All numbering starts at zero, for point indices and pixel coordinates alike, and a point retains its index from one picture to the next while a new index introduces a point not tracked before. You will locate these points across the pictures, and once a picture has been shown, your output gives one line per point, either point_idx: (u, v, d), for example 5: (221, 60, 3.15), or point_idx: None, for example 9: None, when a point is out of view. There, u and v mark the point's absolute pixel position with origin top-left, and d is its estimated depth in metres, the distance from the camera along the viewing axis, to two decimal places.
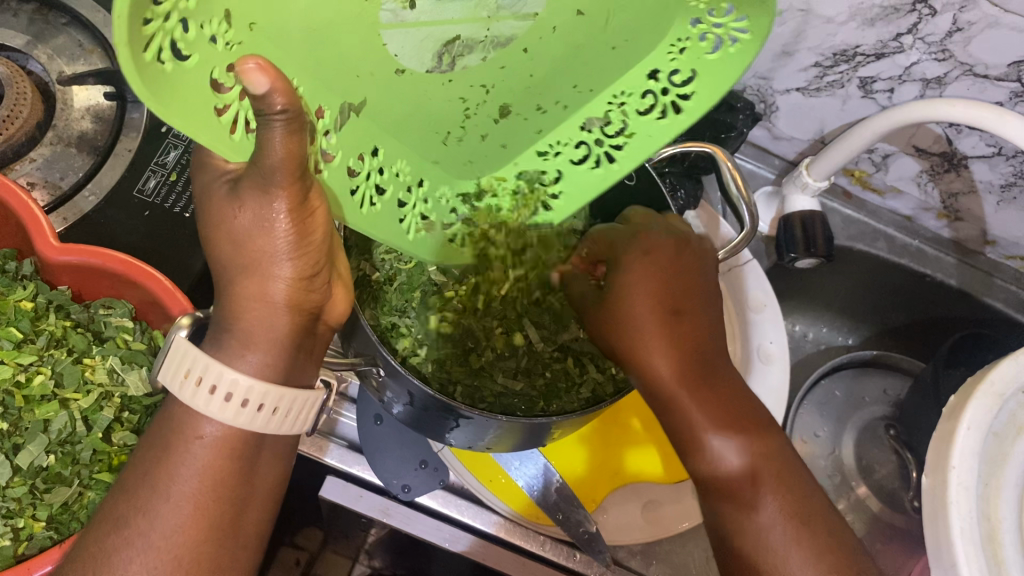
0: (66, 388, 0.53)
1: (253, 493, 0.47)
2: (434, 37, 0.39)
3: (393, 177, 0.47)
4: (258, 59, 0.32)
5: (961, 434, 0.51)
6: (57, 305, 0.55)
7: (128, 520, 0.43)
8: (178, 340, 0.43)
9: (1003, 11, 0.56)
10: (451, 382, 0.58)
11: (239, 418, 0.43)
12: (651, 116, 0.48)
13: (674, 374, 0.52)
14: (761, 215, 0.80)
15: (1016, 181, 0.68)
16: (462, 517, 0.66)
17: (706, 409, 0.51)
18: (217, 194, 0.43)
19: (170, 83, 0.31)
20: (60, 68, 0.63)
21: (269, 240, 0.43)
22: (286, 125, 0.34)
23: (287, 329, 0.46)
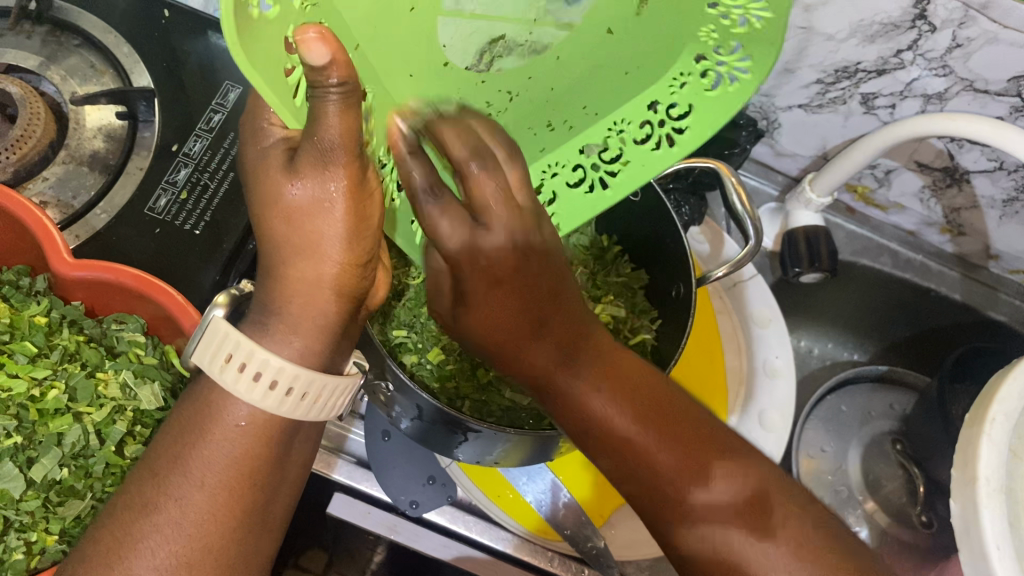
0: (79, 402, 0.53)
1: (280, 485, 0.48)
2: (483, 32, 0.43)
3: (408, 176, 0.48)
4: (320, 27, 0.33)
5: (995, 556, 0.49)
6: (69, 320, 0.55)
7: (155, 504, 0.44)
8: (218, 321, 0.43)
9: (1001, 27, 0.57)
10: (459, 397, 0.59)
11: (284, 408, 0.43)
12: (646, 147, 0.50)
13: (555, 363, 0.45)
14: (765, 231, 0.80)
15: (1018, 196, 0.68)
16: (470, 533, 0.65)
17: (608, 400, 0.44)
18: (269, 167, 0.43)
19: (258, 31, 0.31)
20: (72, 88, 0.63)
21: (333, 226, 0.44)
22: (341, 97, 0.35)
23: (336, 318, 0.46)
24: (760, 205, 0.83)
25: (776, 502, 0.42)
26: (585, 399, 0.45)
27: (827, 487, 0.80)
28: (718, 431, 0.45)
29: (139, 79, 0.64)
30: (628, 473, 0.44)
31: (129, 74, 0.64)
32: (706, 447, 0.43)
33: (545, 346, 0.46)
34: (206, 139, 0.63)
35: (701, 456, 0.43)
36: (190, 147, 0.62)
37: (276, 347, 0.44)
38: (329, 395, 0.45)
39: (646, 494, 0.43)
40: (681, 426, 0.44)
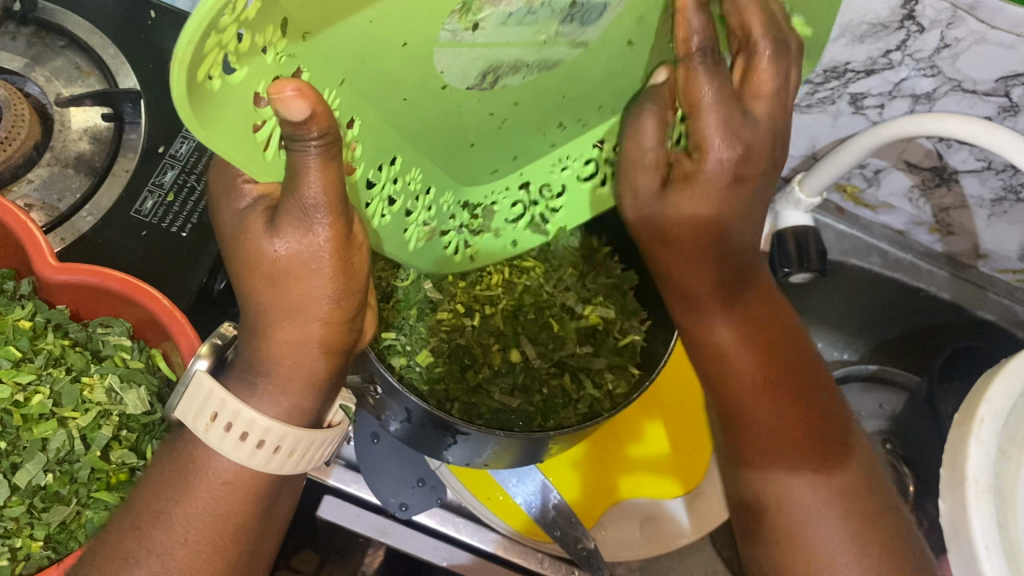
0: (65, 407, 0.52)
1: (266, 531, 0.50)
2: (484, 57, 0.39)
3: (403, 188, 0.48)
4: (298, 83, 0.31)
5: (983, 556, 0.49)
6: (55, 325, 0.55)
7: (138, 557, 0.44)
8: (202, 378, 0.44)
9: (989, 27, 0.57)
10: (449, 400, 0.58)
11: (268, 466, 0.45)
12: None
13: (712, 286, 0.51)
14: (754, 231, 0.80)
15: (1006, 195, 0.69)
16: (461, 535, 0.65)
17: (749, 354, 0.51)
18: (251, 226, 0.42)
19: (218, 98, 0.30)
20: (57, 91, 0.63)
21: (316, 286, 0.43)
22: (321, 151, 0.35)
23: (323, 374, 0.47)
24: None
25: (816, 419, 0.51)
26: (712, 325, 0.52)
27: None
28: (829, 407, 0.52)
29: (125, 80, 0.64)
30: (718, 366, 0.52)
31: (115, 76, 0.64)
32: (806, 426, 0.51)
33: (708, 277, 0.50)
34: (192, 140, 0.63)
35: (779, 368, 0.51)
36: (176, 149, 0.62)
37: (262, 406, 0.45)
38: (311, 450, 0.47)
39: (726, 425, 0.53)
40: (815, 420, 0.51)
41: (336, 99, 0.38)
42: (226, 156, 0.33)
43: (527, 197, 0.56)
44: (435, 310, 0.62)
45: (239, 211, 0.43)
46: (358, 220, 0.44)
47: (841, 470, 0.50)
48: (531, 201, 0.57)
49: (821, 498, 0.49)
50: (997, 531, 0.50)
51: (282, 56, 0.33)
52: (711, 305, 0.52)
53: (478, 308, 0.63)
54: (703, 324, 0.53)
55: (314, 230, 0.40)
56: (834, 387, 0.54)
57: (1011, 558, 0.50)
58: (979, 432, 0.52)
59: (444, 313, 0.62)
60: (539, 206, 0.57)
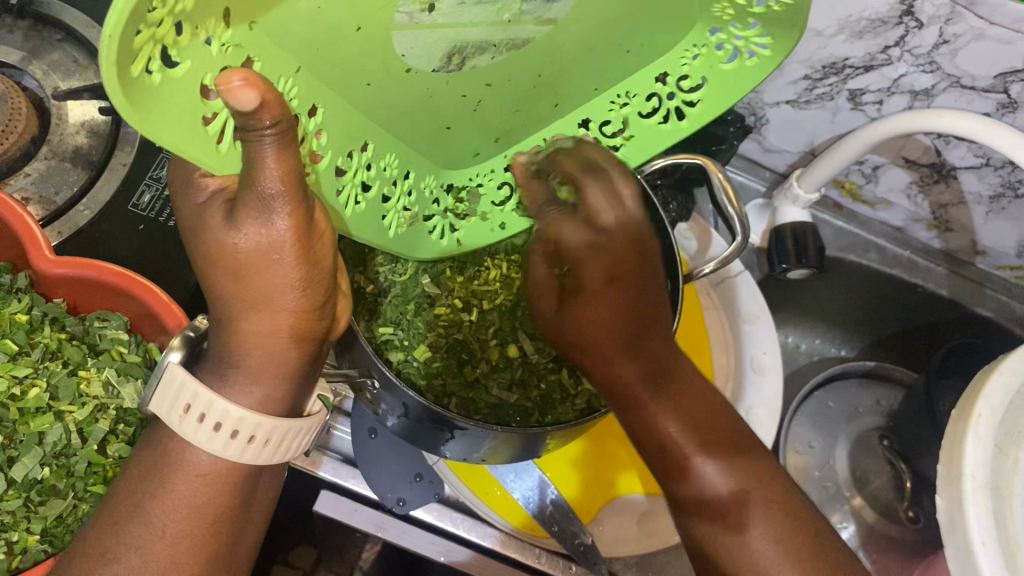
0: (61, 400, 0.52)
1: (249, 521, 0.50)
2: (448, 38, 0.38)
3: (379, 173, 0.47)
4: (247, 73, 0.31)
5: (979, 551, 0.49)
6: (51, 318, 0.55)
7: (118, 554, 0.45)
8: (174, 370, 0.43)
9: (989, 23, 0.57)
10: (446, 395, 0.58)
11: (244, 456, 0.45)
12: (653, 120, 0.50)
13: (639, 381, 0.46)
14: (752, 227, 0.80)
15: (1004, 192, 0.69)
16: (457, 530, 0.65)
17: (677, 420, 0.45)
18: (208, 220, 0.41)
19: (158, 94, 0.30)
20: (54, 83, 0.63)
21: (281, 275, 0.42)
22: (277, 139, 0.34)
23: (294, 361, 0.47)
24: (748, 202, 0.83)
25: (771, 497, 0.45)
26: (654, 418, 0.45)
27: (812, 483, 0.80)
28: (745, 436, 0.48)
29: None
30: (665, 462, 0.46)
31: None
32: (721, 442, 0.46)
33: (633, 360, 0.46)
34: None
35: (723, 452, 0.46)
36: None
37: (235, 397, 0.45)
38: (288, 439, 0.47)
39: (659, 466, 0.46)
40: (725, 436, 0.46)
41: (293, 91, 0.37)
42: (176, 152, 0.32)
43: (514, 179, 0.55)
44: (432, 305, 0.62)
45: (198, 206, 0.42)
46: (321, 200, 0.42)
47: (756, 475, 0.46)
48: (518, 184, 0.55)
49: (732, 534, 0.45)
50: (994, 527, 0.50)
51: (228, 48, 0.32)
52: (637, 391, 0.46)
53: (476, 303, 0.63)
54: (607, 369, 0.46)
55: (275, 220, 0.39)
56: (782, 470, 0.48)
57: (1007, 553, 0.50)
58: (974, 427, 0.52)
59: (441, 307, 0.62)
60: (525, 189, 0.56)
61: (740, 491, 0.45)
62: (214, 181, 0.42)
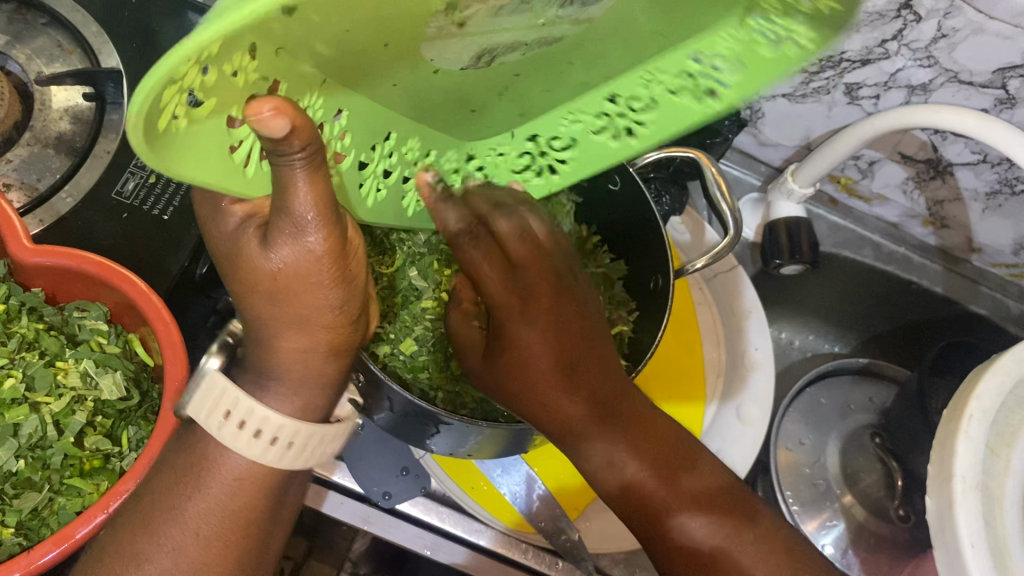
0: (38, 392, 0.51)
1: (275, 528, 0.50)
2: (477, 44, 0.35)
3: (399, 159, 0.47)
4: (277, 100, 0.29)
5: (967, 552, 0.48)
6: (29, 308, 0.53)
7: (149, 554, 0.44)
8: (216, 377, 0.43)
9: (987, 17, 0.56)
10: (432, 389, 0.58)
11: (285, 462, 0.44)
12: (681, 98, 0.42)
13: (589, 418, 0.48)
14: (746, 221, 0.79)
15: (1001, 189, 0.68)
16: (444, 525, 0.65)
17: (632, 453, 0.48)
18: (244, 245, 0.40)
19: (180, 136, 0.29)
20: (37, 68, 0.62)
21: (320, 296, 0.41)
22: (306, 161, 0.33)
23: (331, 372, 0.46)
24: (741, 196, 0.82)
25: (733, 527, 0.49)
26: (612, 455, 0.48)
27: (804, 481, 0.79)
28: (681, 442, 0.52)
29: (107, 59, 0.62)
30: (631, 501, 0.49)
31: (97, 54, 0.62)
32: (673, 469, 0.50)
33: (579, 399, 0.48)
34: None
35: (678, 483, 0.49)
36: None
37: (278, 406, 0.45)
38: (324, 446, 0.47)
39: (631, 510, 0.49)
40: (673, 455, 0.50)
41: (318, 101, 0.37)
42: (201, 182, 0.31)
43: (535, 147, 0.50)
44: (420, 298, 0.61)
45: (229, 233, 0.40)
46: (351, 221, 0.43)
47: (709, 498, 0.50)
48: (538, 151, 0.51)
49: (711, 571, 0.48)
50: (983, 529, 0.49)
51: (252, 75, 0.30)
52: (592, 429, 0.48)
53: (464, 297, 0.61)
54: (555, 412, 0.48)
55: (309, 243, 0.38)
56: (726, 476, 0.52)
57: (994, 555, 0.49)
58: (963, 426, 0.51)
59: (428, 301, 0.60)
60: (547, 155, 0.51)
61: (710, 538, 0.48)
62: (240, 205, 0.40)
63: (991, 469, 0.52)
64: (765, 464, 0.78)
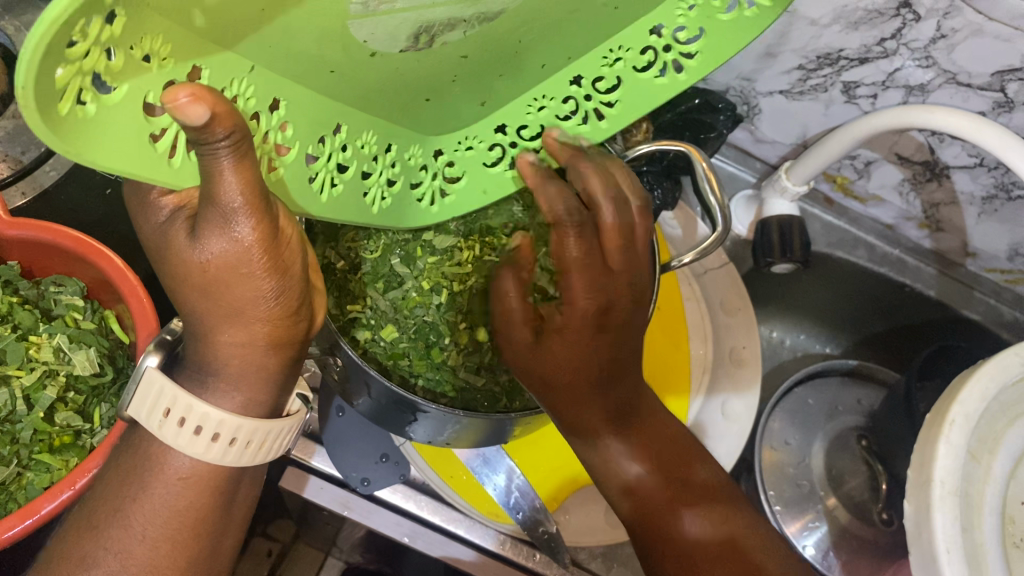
0: (9, 364, 0.50)
1: (228, 526, 0.49)
2: (410, 21, 0.35)
3: (356, 153, 0.46)
4: (193, 87, 0.29)
5: (944, 561, 0.47)
6: (4, 281, 0.52)
7: (94, 556, 0.43)
8: (152, 375, 0.42)
9: (987, 19, 0.55)
10: (412, 376, 0.57)
11: (226, 457, 0.44)
12: (647, 74, 0.47)
13: (604, 420, 0.51)
14: (738, 217, 0.78)
15: (997, 194, 0.67)
16: (420, 512, 0.64)
17: (642, 458, 0.51)
18: (173, 238, 0.40)
19: (98, 125, 0.29)
20: (26, 40, 0.61)
21: (253, 287, 0.41)
22: (232, 147, 0.33)
23: (274, 366, 0.45)
24: (735, 193, 0.82)
25: (746, 529, 0.50)
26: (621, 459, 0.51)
27: (788, 481, 0.79)
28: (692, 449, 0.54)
29: None
30: (639, 505, 0.51)
31: None
32: (682, 478, 0.51)
33: (598, 404, 0.51)
34: None
35: (686, 483, 0.51)
36: None
37: (217, 401, 0.44)
38: (269, 440, 0.46)
39: (647, 525, 0.50)
40: (682, 464, 0.52)
41: (249, 90, 0.36)
42: (131, 173, 0.31)
43: (504, 140, 0.52)
44: (400, 287, 0.60)
45: (160, 227, 0.41)
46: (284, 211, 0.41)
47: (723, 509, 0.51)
48: (508, 143, 0.52)
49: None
50: (960, 537, 0.49)
51: (167, 62, 0.31)
52: (602, 427, 0.51)
53: (446, 286, 0.60)
54: (574, 416, 0.51)
55: (238, 233, 0.38)
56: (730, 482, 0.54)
57: (970, 566, 0.48)
58: (945, 432, 0.50)
59: (410, 292, 0.59)
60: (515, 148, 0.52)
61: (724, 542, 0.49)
62: (170, 198, 0.41)
63: (969, 475, 0.51)
64: (749, 463, 0.77)
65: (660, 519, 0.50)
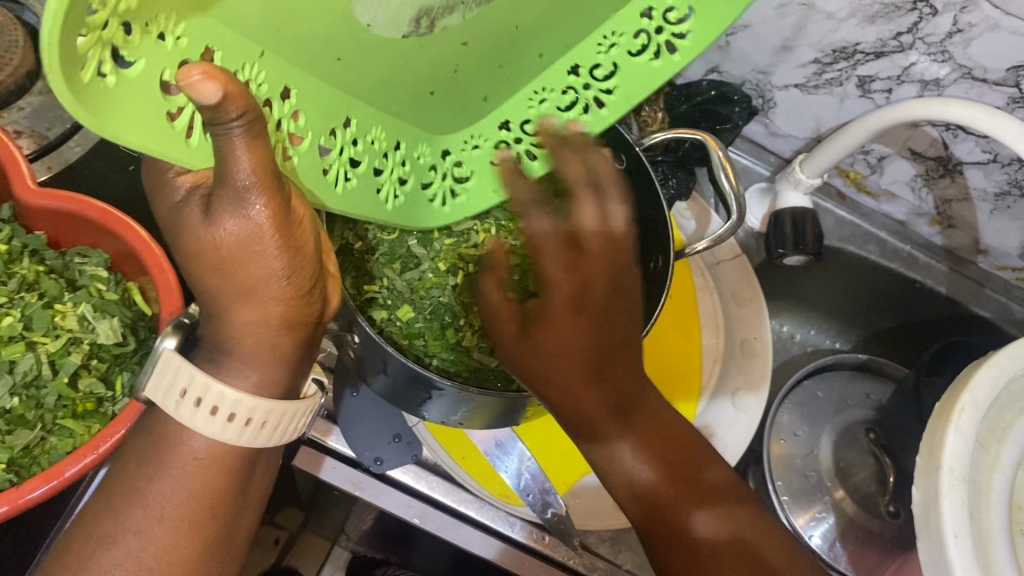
0: (35, 331, 0.52)
1: (244, 510, 0.49)
2: (410, 2, 0.36)
3: (368, 147, 0.44)
4: (206, 65, 0.29)
5: (950, 544, 0.48)
6: (31, 251, 0.54)
7: (116, 538, 0.44)
8: (171, 355, 0.42)
9: (1004, 13, 0.56)
10: (428, 355, 0.58)
11: (240, 438, 0.43)
12: (642, 59, 0.45)
13: (605, 410, 0.47)
14: (751, 210, 0.79)
15: (1010, 190, 0.67)
16: (431, 492, 0.65)
17: (642, 450, 0.49)
18: (187, 218, 0.40)
19: (117, 99, 0.28)
20: None
21: (266, 265, 0.40)
22: (245, 129, 0.32)
23: (289, 346, 0.45)
24: (749, 185, 0.82)
25: (751, 527, 0.49)
26: (619, 450, 0.48)
27: (796, 473, 0.79)
28: (687, 433, 0.52)
29: None
30: (644, 501, 0.49)
31: None
32: (684, 473, 0.50)
33: (598, 391, 0.47)
34: None
35: (692, 486, 0.49)
36: None
37: (233, 380, 0.44)
38: (284, 422, 0.46)
39: (656, 525, 0.49)
40: (684, 454, 0.50)
41: (260, 75, 0.35)
42: (151, 152, 0.30)
43: (510, 136, 0.51)
44: (418, 266, 0.61)
45: (176, 206, 0.40)
46: (297, 190, 0.40)
47: (729, 509, 0.49)
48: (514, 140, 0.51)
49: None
50: (967, 522, 0.49)
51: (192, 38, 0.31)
52: (605, 417, 0.48)
53: (463, 268, 0.61)
54: (572, 404, 0.47)
55: (251, 212, 0.37)
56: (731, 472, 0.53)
57: (975, 551, 0.49)
58: (954, 419, 0.51)
59: (428, 272, 0.61)
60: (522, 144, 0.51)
61: (731, 548, 0.48)
62: (187, 176, 0.41)
63: (976, 462, 0.52)
64: (757, 454, 0.78)
65: (671, 523, 0.48)
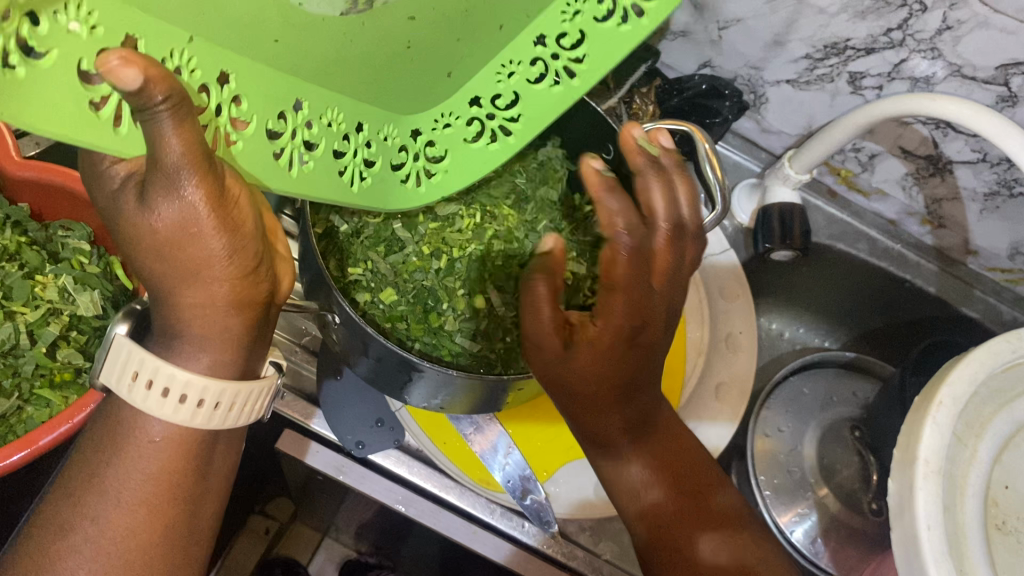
0: (14, 300, 0.52)
1: (207, 491, 0.48)
2: None
3: (326, 131, 0.43)
4: (122, 50, 0.29)
5: (922, 536, 0.48)
6: (13, 222, 0.54)
7: (74, 524, 0.44)
8: (121, 342, 0.42)
9: (992, 10, 0.56)
10: (409, 338, 0.59)
11: (195, 420, 0.43)
12: (609, 24, 0.44)
13: (620, 432, 0.51)
14: (741, 206, 0.79)
15: (999, 190, 0.67)
16: (411, 477, 0.65)
17: (653, 475, 0.52)
18: (124, 206, 0.39)
19: (27, 87, 0.28)
20: None
21: (208, 245, 0.39)
22: (172, 113, 0.32)
23: (240, 325, 0.44)
24: (739, 181, 0.82)
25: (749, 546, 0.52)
26: (627, 469, 0.52)
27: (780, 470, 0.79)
28: (697, 456, 0.55)
29: None
30: (651, 522, 0.52)
31: None
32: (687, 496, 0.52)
33: (617, 418, 0.50)
34: None
35: (697, 507, 0.52)
36: None
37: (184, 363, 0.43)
38: (240, 402, 0.45)
39: (659, 545, 0.51)
40: (689, 477, 0.53)
41: (192, 61, 0.35)
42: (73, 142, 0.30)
43: (481, 112, 0.49)
44: (402, 248, 0.61)
45: (114, 197, 0.39)
46: (230, 169, 0.39)
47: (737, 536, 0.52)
48: (486, 115, 0.49)
49: None
50: (941, 514, 0.49)
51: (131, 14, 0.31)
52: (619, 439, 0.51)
53: (445, 251, 0.61)
54: (590, 424, 0.50)
55: (185, 194, 0.36)
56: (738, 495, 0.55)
57: (948, 542, 0.49)
58: (933, 411, 0.50)
59: (410, 254, 0.61)
60: (493, 120, 0.49)
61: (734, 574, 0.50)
62: (122, 164, 0.38)
63: (953, 455, 0.52)
64: (741, 448, 0.78)
65: (676, 549, 0.51)
